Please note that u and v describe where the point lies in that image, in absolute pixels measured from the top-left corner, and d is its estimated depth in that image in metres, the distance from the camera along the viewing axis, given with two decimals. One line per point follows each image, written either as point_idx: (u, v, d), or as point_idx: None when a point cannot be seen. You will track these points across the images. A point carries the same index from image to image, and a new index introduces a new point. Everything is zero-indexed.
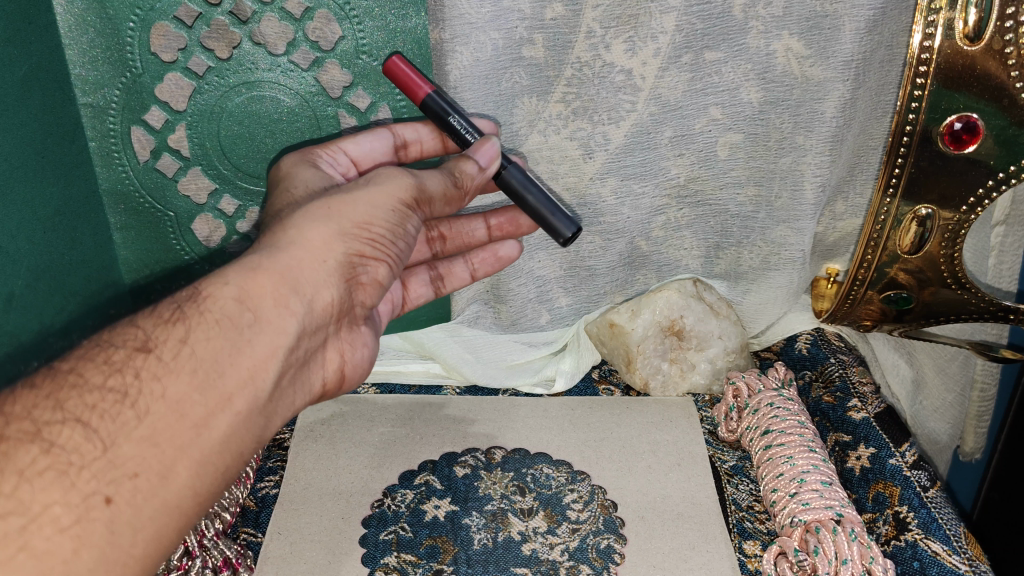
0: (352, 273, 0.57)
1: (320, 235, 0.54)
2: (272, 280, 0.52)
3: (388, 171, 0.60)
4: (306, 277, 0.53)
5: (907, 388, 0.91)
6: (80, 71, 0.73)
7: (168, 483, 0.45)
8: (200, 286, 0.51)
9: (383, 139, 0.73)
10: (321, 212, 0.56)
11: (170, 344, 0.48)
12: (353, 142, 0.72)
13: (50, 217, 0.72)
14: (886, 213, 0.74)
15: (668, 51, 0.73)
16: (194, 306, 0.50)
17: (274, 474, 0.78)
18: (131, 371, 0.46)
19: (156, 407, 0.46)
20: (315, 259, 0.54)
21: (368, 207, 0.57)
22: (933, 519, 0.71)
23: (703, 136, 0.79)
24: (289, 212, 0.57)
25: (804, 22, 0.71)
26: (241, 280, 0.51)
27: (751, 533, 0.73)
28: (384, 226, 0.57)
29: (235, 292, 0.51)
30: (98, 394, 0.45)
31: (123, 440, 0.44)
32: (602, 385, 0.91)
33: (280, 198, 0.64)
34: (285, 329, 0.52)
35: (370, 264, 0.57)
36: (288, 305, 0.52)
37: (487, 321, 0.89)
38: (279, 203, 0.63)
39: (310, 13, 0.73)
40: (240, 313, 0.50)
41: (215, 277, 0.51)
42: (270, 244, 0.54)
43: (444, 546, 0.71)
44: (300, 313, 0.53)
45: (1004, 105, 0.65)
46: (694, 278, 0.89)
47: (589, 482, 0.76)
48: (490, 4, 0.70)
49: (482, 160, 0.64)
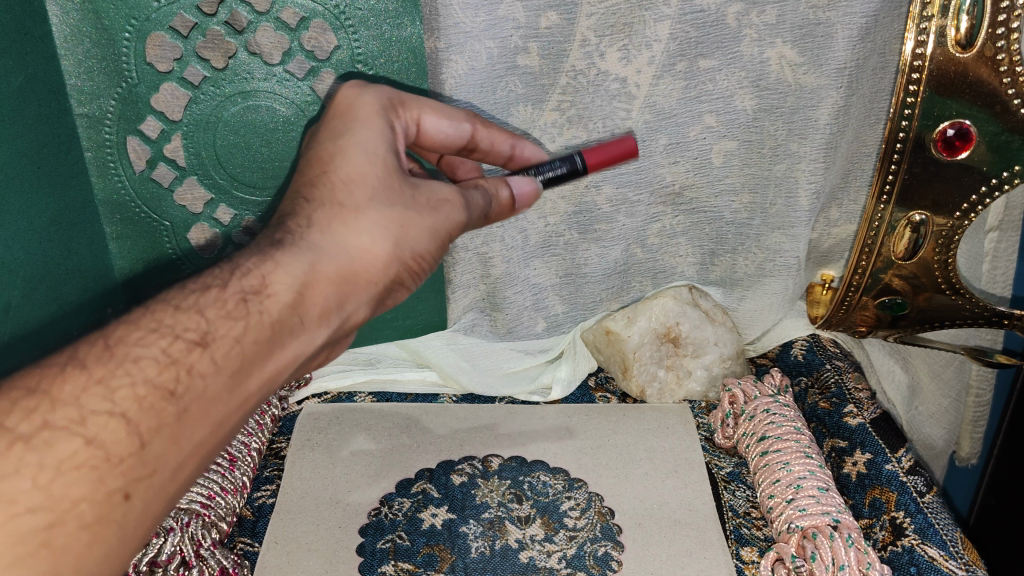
0: (384, 296, 0.52)
1: (385, 252, 0.49)
2: (329, 287, 0.47)
3: (452, 192, 0.53)
4: (355, 293, 0.48)
5: (903, 393, 0.92)
6: (75, 82, 0.73)
7: (176, 482, 0.42)
8: (265, 274, 0.45)
9: (459, 132, 0.60)
10: (391, 227, 0.49)
11: (226, 342, 0.43)
12: (434, 119, 0.58)
13: (46, 227, 0.72)
14: (880, 219, 0.74)
15: (662, 59, 0.73)
16: (256, 306, 0.44)
17: (270, 483, 0.78)
18: (184, 366, 0.41)
19: (195, 407, 0.41)
20: (369, 276, 0.49)
21: (428, 239, 0.51)
22: (930, 523, 0.70)
23: (697, 144, 0.79)
24: (363, 195, 0.49)
25: (797, 30, 0.71)
26: (300, 275, 0.46)
27: (749, 539, 0.73)
28: (428, 260, 0.53)
29: (292, 293, 0.45)
30: (146, 386, 0.40)
31: (159, 441, 0.40)
32: (599, 393, 0.90)
33: (330, 132, 0.52)
34: (318, 339, 0.47)
35: (398, 290, 0.53)
36: (330, 318, 0.47)
37: (484, 329, 0.90)
38: (333, 142, 0.51)
39: (304, 23, 0.73)
40: (290, 318, 0.45)
41: (277, 262, 0.46)
42: (335, 238, 0.48)
43: (441, 554, 0.70)
44: (335, 326, 0.48)
45: (996, 112, 0.66)
46: (689, 285, 0.90)
47: (586, 489, 0.76)
48: (485, 13, 0.70)
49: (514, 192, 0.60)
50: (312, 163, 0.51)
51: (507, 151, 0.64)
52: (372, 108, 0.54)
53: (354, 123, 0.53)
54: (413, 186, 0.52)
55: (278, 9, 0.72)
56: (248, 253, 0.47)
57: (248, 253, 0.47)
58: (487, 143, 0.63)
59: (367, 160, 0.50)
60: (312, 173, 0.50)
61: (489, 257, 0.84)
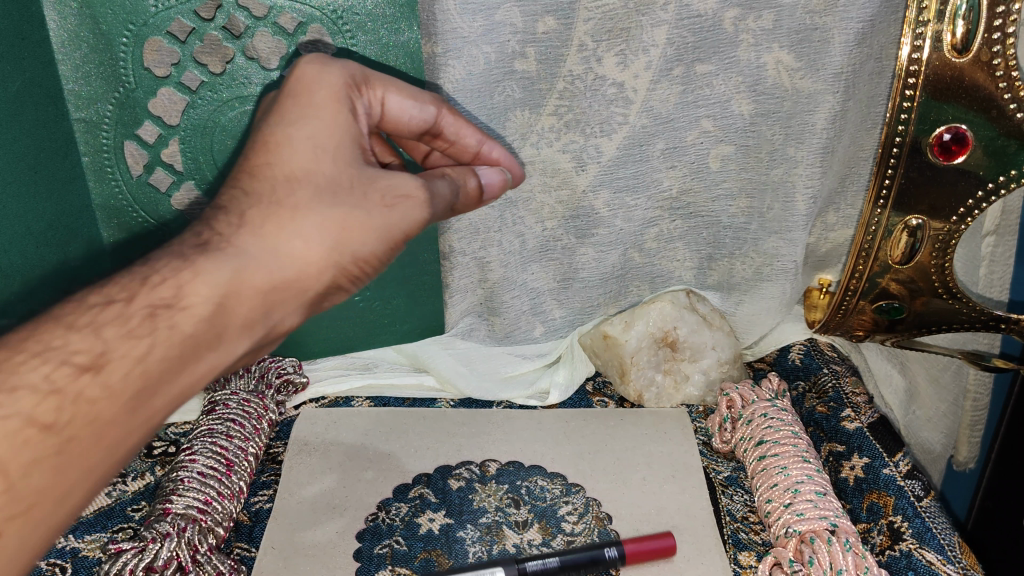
0: (321, 299, 0.53)
1: (324, 257, 0.51)
2: (257, 298, 0.49)
3: (415, 189, 0.53)
4: (284, 300, 0.50)
5: (901, 397, 0.92)
6: (73, 87, 0.73)
7: (60, 510, 0.43)
8: (181, 285, 0.46)
9: (424, 116, 0.60)
10: (332, 231, 0.50)
11: (126, 362, 0.44)
12: (399, 101, 0.58)
13: (43, 232, 0.72)
14: (878, 223, 0.74)
15: (660, 63, 0.74)
16: (164, 321, 0.45)
17: (268, 488, 0.78)
18: (72, 393, 0.42)
19: (82, 433, 0.43)
20: (300, 283, 0.50)
21: (374, 242, 0.52)
22: (927, 528, 0.70)
23: (695, 148, 0.80)
24: (305, 195, 0.50)
25: (793, 35, 0.72)
26: (222, 286, 0.47)
27: (746, 544, 0.72)
28: (373, 260, 0.54)
29: (214, 305, 0.47)
30: (26, 416, 0.41)
31: (37, 472, 0.41)
32: (597, 397, 0.90)
33: (283, 117, 0.52)
34: (236, 347, 0.49)
35: (336, 292, 0.54)
36: (251, 327, 0.49)
37: (481, 333, 0.92)
38: (283, 131, 0.52)
39: (303, 28, 0.74)
40: (204, 333, 0.47)
41: (197, 272, 0.47)
42: (268, 245, 0.49)
43: (438, 559, 0.70)
44: (258, 335, 0.50)
45: (992, 117, 0.66)
46: (686, 289, 0.90)
47: (583, 494, 0.76)
48: (483, 18, 0.70)
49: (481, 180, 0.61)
50: (260, 149, 0.52)
51: (472, 144, 0.63)
52: (330, 95, 0.54)
53: (307, 110, 0.53)
54: (368, 180, 0.52)
55: (275, 14, 0.73)
56: (164, 261, 0.48)
57: (164, 262, 0.48)
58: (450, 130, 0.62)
59: (316, 157, 0.51)
60: (259, 162, 0.52)
61: (488, 261, 0.85)
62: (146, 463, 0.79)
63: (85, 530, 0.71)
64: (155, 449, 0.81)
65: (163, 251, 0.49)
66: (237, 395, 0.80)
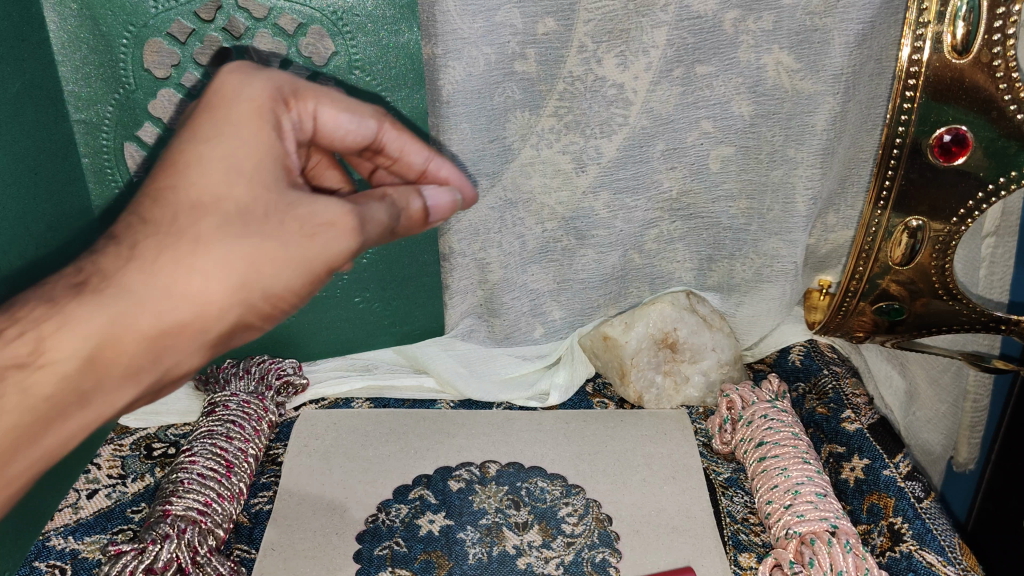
0: (229, 337, 0.47)
1: (226, 294, 0.44)
2: (140, 344, 0.42)
3: (341, 215, 0.45)
4: (177, 344, 0.44)
5: (901, 398, 0.91)
6: (73, 88, 0.72)
7: None
8: (42, 336, 0.40)
9: (363, 131, 0.52)
10: (234, 266, 0.43)
11: None
12: (333, 115, 0.50)
13: (43, 234, 0.72)
14: (877, 225, 0.74)
15: (660, 65, 0.74)
16: (17, 382, 0.40)
17: (268, 490, 0.78)
18: None
19: None
20: (194, 324, 0.44)
21: (287, 276, 0.45)
22: (927, 530, 0.70)
23: (695, 149, 0.80)
24: (209, 224, 0.43)
25: (794, 36, 0.72)
26: (93, 336, 0.41)
27: (746, 546, 0.72)
28: (289, 295, 0.46)
29: (82, 359, 0.41)
30: None
31: None
32: (596, 398, 0.90)
33: (197, 133, 0.45)
34: (121, 395, 0.44)
35: (247, 329, 0.47)
36: (135, 375, 0.43)
37: (481, 335, 0.91)
38: (194, 148, 0.45)
39: (303, 29, 0.74)
40: (74, 388, 0.41)
41: (63, 323, 0.40)
42: (158, 284, 0.42)
43: (438, 561, 0.70)
44: (145, 381, 0.44)
45: (992, 118, 0.66)
46: (686, 290, 0.90)
47: (584, 496, 0.76)
48: (482, 19, 0.71)
49: (427, 200, 0.52)
50: (167, 170, 0.45)
51: (418, 163, 0.56)
52: (251, 108, 0.46)
53: (221, 124, 0.45)
54: (287, 205, 0.45)
55: (275, 15, 0.73)
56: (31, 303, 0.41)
57: (31, 305, 0.41)
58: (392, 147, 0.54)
59: (228, 180, 0.44)
60: (165, 185, 0.44)
61: (487, 262, 0.85)
62: (146, 465, 0.79)
63: (84, 532, 0.71)
64: (155, 451, 0.81)
65: (38, 285, 0.42)
66: (237, 397, 0.81)
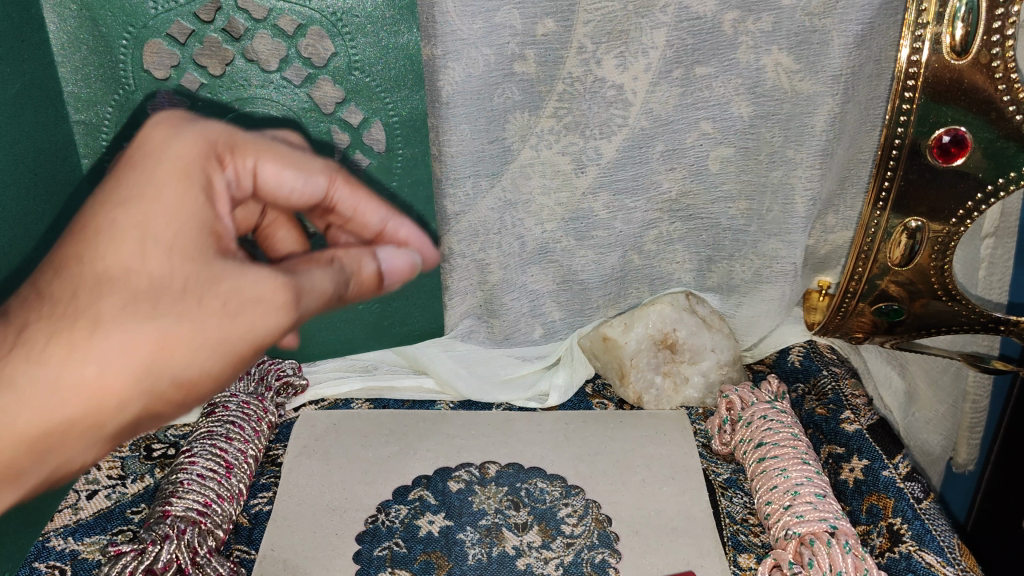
0: (134, 429, 0.41)
1: (129, 383, 0.38)
2: (19, 447, 0.36)
3: (272, 288, 0.40)
4: (66, 443, 0.37)
5: (900, 399, 0.92)
6: (73, 89, 0.73)
7: None
8: None
9: (311, 187, 0.47)
10: (141, 351, 0.37)
11: None
12: (275, 170, 0.45)
13: (43, 234, 0.72)
14: (876, 226, 0.74)
15: (659, 66, 0.74)
16: None
17: (267, 490, 0.78)
18: None
19: None
20: (86, 422, 0.37)
21: (205, 355, 0.40)
22: (927, 531, 0.70)
23: (694, 150, 0.80)
24: (114, 303, 0.37)
25: (793, 37, 0.72)
26: None
27: (746, 546, 0.72)
28: (209, 377, 0.41)
29: None
30: None
31: None
32: (596, 399, 0.90)
33: (110, 195, 0.39)
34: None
35: (156, 418, 0.41)
36: (14, 480, 0.37)
37: (481, 335, 0.90)
38: (106, 212, 0.39)
39: (303, 30, 0.74)
40: None
41: None
42: (45, 376, 0.36)
43: (438, 562, 0.70)
44: (26, 484, 0.38)
45: (991, 119, 0.66)
46: (686, 290, 0.90)
47: (583, 496, 0.76)
48: (481, 20, 0.71)
49: (380, 262, 0.47)
50: (73, 236, 0.38)
51: (373, 222, 0.50)
52: (177, 165, 0.41)
53: (139, 184, 0.39)
54: (213, 276, 0.39)
55: (275, 16, 0.73)
56: None
57: None
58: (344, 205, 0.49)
59: (143, 248, 0.38)
60: (66, 253, 0.38)
61: (487, 263, 0.85)
62: (146, 466, 0.79)
63: (84, 533, 0.71)
64: (154, 452, 0.81)
65: None
66: (236, 397, 0.80)
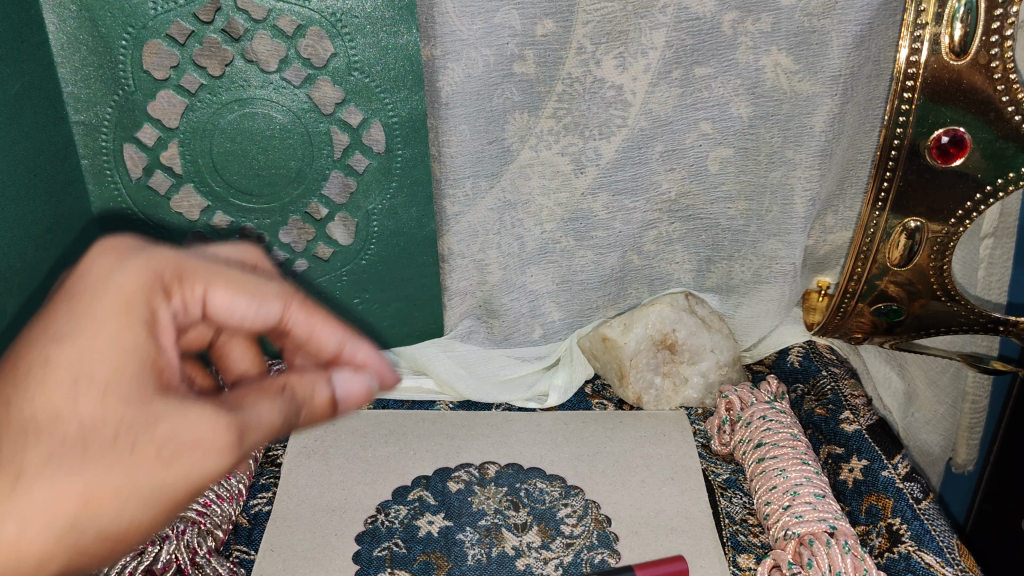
0: None
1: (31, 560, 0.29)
2: None
3: (211, 432, 0.31)
4: None
5: (900, 400, 0.91)
6: (72, 90, 0.72)
7: None
8: None
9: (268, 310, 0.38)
10: (36, 520, 0.28)
11: None
12: (230, 293, 0.36)
13: (43, 235, 0.72)
14: (875, 226, 0.74)
15: (658, 66, 0.75)
16: None
17: (266, 491, 0.78)
18: None
19: None
20: None
21: (115, 516, 0.30)
22: (926, 530, 0.70)
23: (693, 151, 0.80)
24: (30, 457, 0.29)
25: (792, 38, 0.73)
26: None
27: (745, 546, 0.72)
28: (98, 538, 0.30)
29: None
30: None
31: None
32: (596, 400, 0.90)
33: (38, 328, 0.31)
34: None
35: None
36: None
37: (480, 336, 0.91)
38: (25, 351, 0.30)
39: (303, 31, 0.74)
40: None
41: None
42: None
43: (438, 562, 0.70)
44: None
45: (990, 119, 0.66)
46: (685, 291, 0.90)
47: (583, 497, 0.76)
48: (481, 21, 0.71)
49: (338, 392, 0.36)
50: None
51: (329, 344, 0.38)
52: (117, 295, 0.32)
53: (73, 315, 0.32)
54: (146, 423, 0.30)
55: (275, 17, 0.73)
56: None
57: None
58: (300, 330, 0.38)
59: (68, 393, 0.30)
60: None
61: (487, 264, 0.85)
62: None
63: None
64: None
65: None
66: None
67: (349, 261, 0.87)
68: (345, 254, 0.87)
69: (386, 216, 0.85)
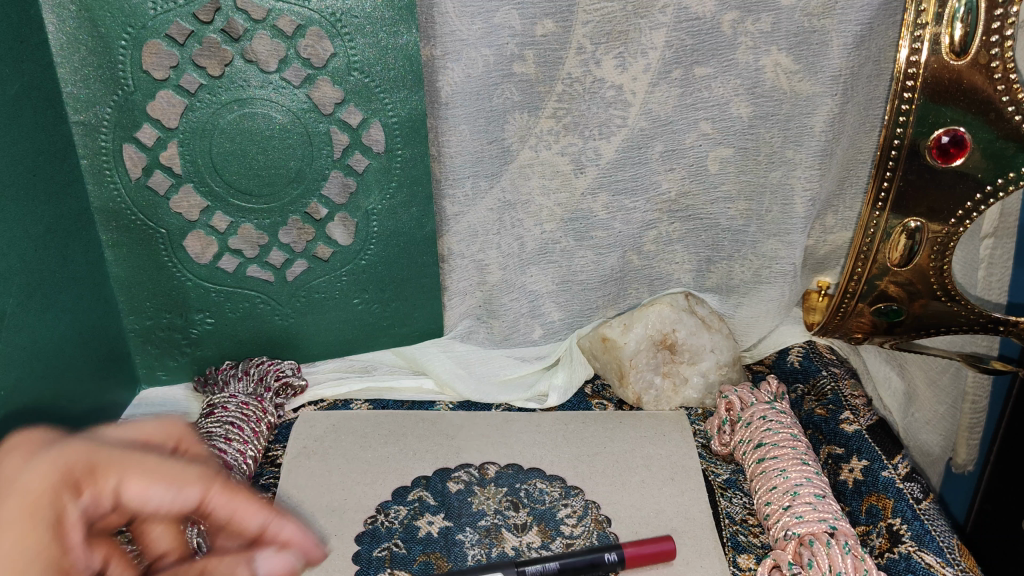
0: None
1: None
2: None
3: None
4: None
5: (900, 400, 0.92)
6: (71, 90, 0.72)
7: None
8: None
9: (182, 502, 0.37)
10: None
11: None
12: (142, 487, 0.36)
13: (42, 235, 0.71)
14: (876, 226, 0.74)
15: (658, 66, 0.75)
16: None
17: (265, 491, 0.77)
18: None
19: None
20: None
21: None
22: (926, 531, 0.69)
23: (693, 150, 0.80)
24: None
25: (792, 38, 0.73)
26: None
27: (746, 547, 0.72)
28: None
29: None
30: None
31: None
32: (596, 400, 0.89)
33: None
34: None
35: None
36: None
37: (480, 336, 0.93)
38: None
39: (302, 32, 0.74)
40: None
41: None
42: None
43: (438, 562, 0.69)
44: None
45: (990, 119, 0.66)
46: (685, 291, 0.90)
47: (582, 497, 0.76)
48: (481, 21, 0.72)
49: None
50: None
51: (251, 524, 0.38)
52: (24, 500, 0.33)
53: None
54: None
55: (275, 16, 0.73)
56: None
57: None
58: (221, 512, 0.37)
59: None
60: None
61: (487, 265, 0.87)
62: None
63: None
64: None
65: None
66: (235, 399, 0.81)
67: (349, 261, 0.87)
68: (345, 254, 0.87)
69: (385, 217, 0.84)
